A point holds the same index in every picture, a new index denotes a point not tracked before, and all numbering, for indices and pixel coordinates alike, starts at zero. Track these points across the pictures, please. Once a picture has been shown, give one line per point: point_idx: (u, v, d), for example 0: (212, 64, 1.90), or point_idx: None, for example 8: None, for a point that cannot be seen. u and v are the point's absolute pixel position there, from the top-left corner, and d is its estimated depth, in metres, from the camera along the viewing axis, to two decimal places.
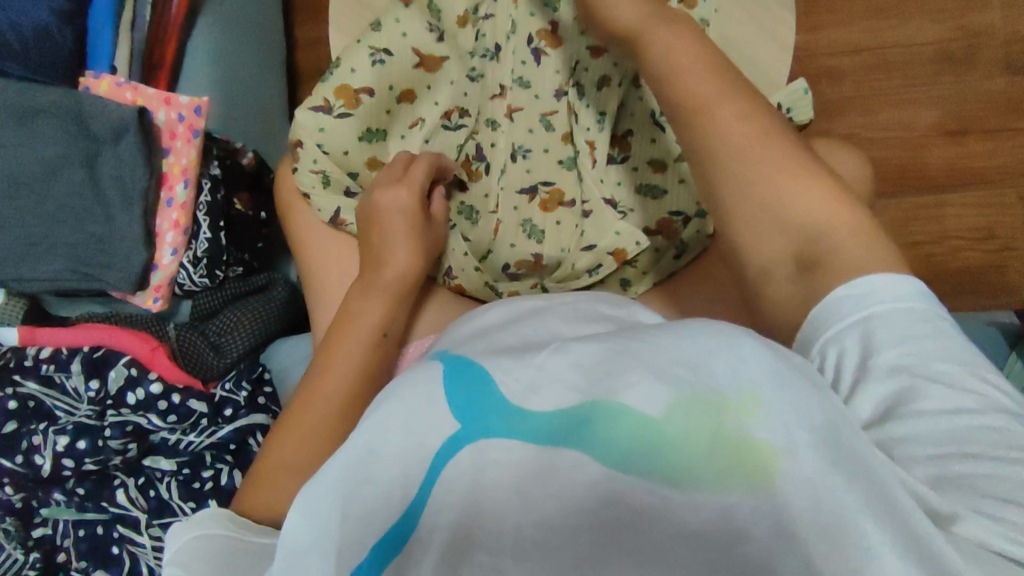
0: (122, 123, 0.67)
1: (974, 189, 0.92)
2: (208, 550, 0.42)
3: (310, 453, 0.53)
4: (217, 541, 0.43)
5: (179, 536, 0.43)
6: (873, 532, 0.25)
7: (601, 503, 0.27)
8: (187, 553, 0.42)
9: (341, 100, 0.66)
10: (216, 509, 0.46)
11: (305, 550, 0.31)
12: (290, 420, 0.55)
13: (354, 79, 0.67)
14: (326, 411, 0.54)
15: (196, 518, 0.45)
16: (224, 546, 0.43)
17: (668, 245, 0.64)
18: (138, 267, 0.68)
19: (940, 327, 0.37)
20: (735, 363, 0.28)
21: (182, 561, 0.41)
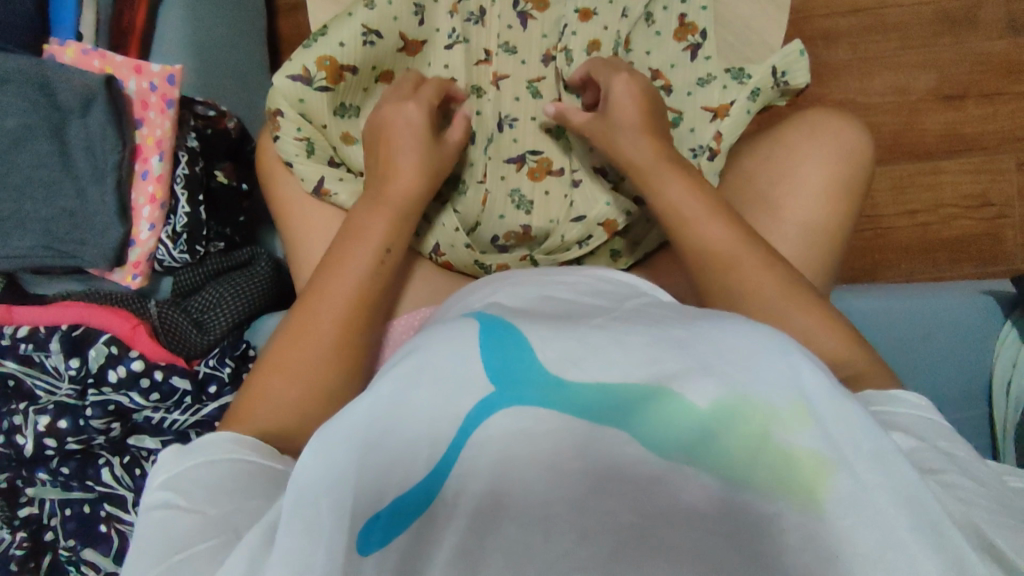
0: (90, 95, 0.65)
1: (969, 155, 0.90)
2: (203, 477, 0.42)
3: (289, 409, 0.50)
4: (212, 468, 0.43)
5: (174, 461, 0.44)
6: (898, 533, 0.28)
7: (635, 475, 0.30)
8: (181, 480, 0.42)
9: (323, 72, 0.61)
10: (215, 436, 0.45)
11: (323, 489, 0.33)
12: (277, 366, 0.51)
13: (339, 52, 0.62)
14: (313, 364, 0.51)
15: (192, 443, 0.45)
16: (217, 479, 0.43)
17: (645, 226, 0.65)
18: (114, 243, 0.67)
19: (955, 436, 0.38)
20: (788, 372, 0.31)
21: (177, 486, 0.42)
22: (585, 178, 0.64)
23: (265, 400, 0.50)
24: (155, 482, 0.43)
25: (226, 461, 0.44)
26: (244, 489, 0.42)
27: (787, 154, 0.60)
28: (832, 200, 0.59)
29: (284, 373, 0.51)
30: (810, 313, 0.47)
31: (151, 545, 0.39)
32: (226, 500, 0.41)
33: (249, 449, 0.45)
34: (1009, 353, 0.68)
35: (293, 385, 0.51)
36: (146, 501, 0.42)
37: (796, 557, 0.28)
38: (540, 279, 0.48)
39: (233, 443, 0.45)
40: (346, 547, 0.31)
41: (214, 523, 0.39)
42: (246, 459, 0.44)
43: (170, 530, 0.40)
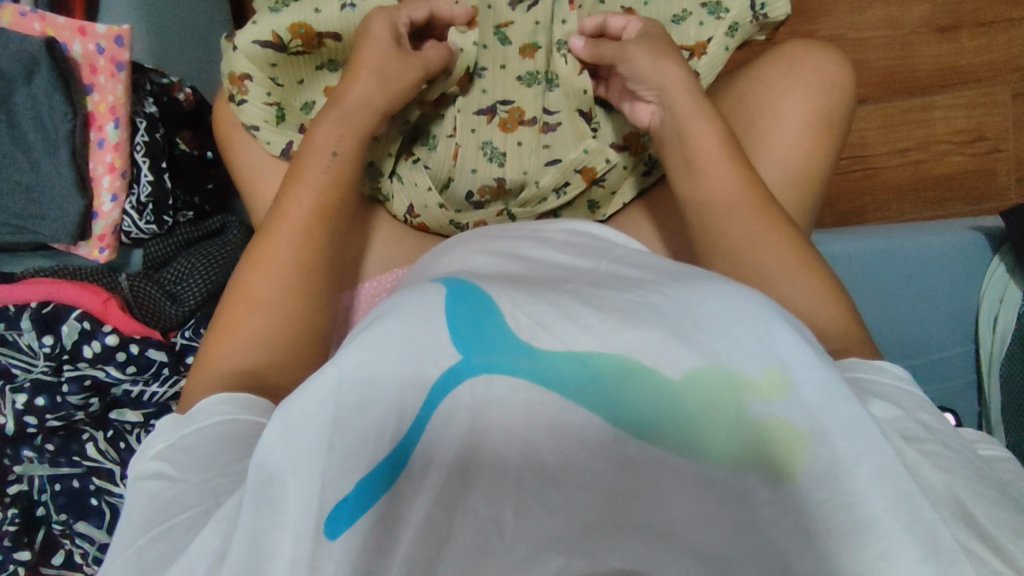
0: (32, 61, 0.62)
1: (962, 89, 0.87)
2: (196, 444, 0.40)
3: (261, 353, 0.48)
4: (204, 433, 0.40)
5: (170, 429, 0.42)
6: (875, 506, 0.27)
7: (612, 445, 0.29)
8: (175, 448, 0.40)
9: (298, 40, 0.57)
10: (209, 398, 0.43)
11: (284, 463, 0.31)
12: (222, 332, 0.49)
13: (315, 19, 0.57)
14: (286, 309, 0.49)
15: (190, 410, 0.43)
16: (198, 443, 0.40)
17: (641, 158, 0.60)
18: (74, 216, 0.65)
19: (933, 408, 0.37)
20: (764, 338, 0.30)
21: (170, 455, 0.40)
22: (563, 122, 0.59)
23: (215, 370, 0.47)
24: (150, 451, 0.41)
25: (219, 424, 0.41)
26: (235, 454, 0.39)
27: (767, 93, 0.58)
28: (816, 141, 0.57)
29: (231, 341, 0.48)
30: (791, 259, 0.46)
31: (138, 516, 0.37)
32: (210, 466, 0.38)
33: (243, 410, 0.42)
34: (996, 289, 0.68)
35: (247, 350, 0.48)
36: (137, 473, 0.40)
37: (775, 532, 0.27)
38: (498, 238, 0.46)
39: (226, 405, 0.42)
40: (313, 531, 0.29)
41: (197, 495, 0.37)
42: (240, 422, 0.42)
43: (155, 501, 0.37)
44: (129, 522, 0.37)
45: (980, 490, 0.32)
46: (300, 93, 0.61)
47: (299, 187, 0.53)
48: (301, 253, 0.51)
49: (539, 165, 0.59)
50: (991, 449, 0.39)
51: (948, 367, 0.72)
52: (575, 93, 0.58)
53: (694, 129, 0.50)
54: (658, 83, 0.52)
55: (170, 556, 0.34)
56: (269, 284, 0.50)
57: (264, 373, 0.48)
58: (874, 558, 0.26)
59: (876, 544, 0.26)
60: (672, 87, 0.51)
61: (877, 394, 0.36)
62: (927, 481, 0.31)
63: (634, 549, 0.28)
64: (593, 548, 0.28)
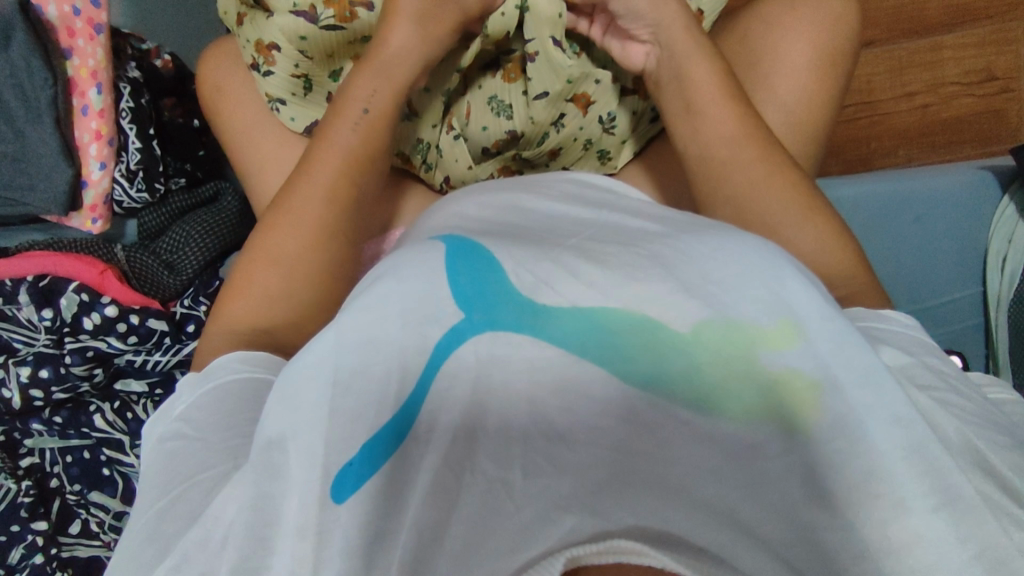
0: (6, 26, 0.60)
1: (973, 26, 0.84)
2: (211, 402, 0.38)
3: (286, 313, 0.46)
4: (222, 390, 0.38)
5: (189, 390, 0.39)
6: (889, 455, 0.26)
7: (622, 409, 0.28)
8: (192, 407, 0.38)
9: (332, 12, 0.52)
10: (224, 356, 0.41)
11: (289, 435, 0.30)
12: (244, 287, 0.46)
13: None
14: (310, 269, 0.47)
15: (207, 367, 0.41)
16: (213, 402, 0.38)
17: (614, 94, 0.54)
18: (63, 186, 0.64)
19: (938, 351, 0.37)
20: (775, 290, 0.29)
21: (187, 414, 0.38)
22: (540, 51, 0.50)
23: (230, 328, 0.45)
24: (173, 412, 0.39)
25: (238, 381, 0.39)
26: (253, 412, 0.37)
27: (769, 32, 0.56)
28: (819, 81, 0.55)
29: (248, 299, 0.46)
30: (801, 215, 0.44)
31: (155, 481, 0.35)
32: (227, 426, 0.36)
33: (259, 367, 0.40)
34: (1004, 229, 0.67)
35: (267, 307, 0.46)
36: (160, 433, 0.38)
37: (786, 484, 0.27)
38: (496, 189, 0.45)
39: (242, 362, 0.40)
40: (319, 495, 0.28)
41: (212, 453, 0.35)
42: (258, 379, 0.40)
43: (172, 463, 0.35)
44: (146, 484, 0.36)
45: (992, 434, 0.31)
46: (332, 65, 0.56)
47: (329, 147, 0.48)
48: (328, 217, 0.47)
49: (527, 102, 0.53)
50: (1000, 392, 0.39)
51: (958, 312, 0.71)
52: (540, 18, 0.50)
53: (694, 70, 0.47)
54: (652, 19, 0.49)
55: (188, 519, 0.32)
56: (289, 242, 0.47)
57: (281, 338, 0.46)
58: (889, 508, 0.25)
59: (894, 492, 0.26)
60: (671, 24, 0.48)
61: (910, 351, 0.35)
62: (945, 431, 0.30)
63: (646, 506, 0.28)
64: (605, 508, 0.28)
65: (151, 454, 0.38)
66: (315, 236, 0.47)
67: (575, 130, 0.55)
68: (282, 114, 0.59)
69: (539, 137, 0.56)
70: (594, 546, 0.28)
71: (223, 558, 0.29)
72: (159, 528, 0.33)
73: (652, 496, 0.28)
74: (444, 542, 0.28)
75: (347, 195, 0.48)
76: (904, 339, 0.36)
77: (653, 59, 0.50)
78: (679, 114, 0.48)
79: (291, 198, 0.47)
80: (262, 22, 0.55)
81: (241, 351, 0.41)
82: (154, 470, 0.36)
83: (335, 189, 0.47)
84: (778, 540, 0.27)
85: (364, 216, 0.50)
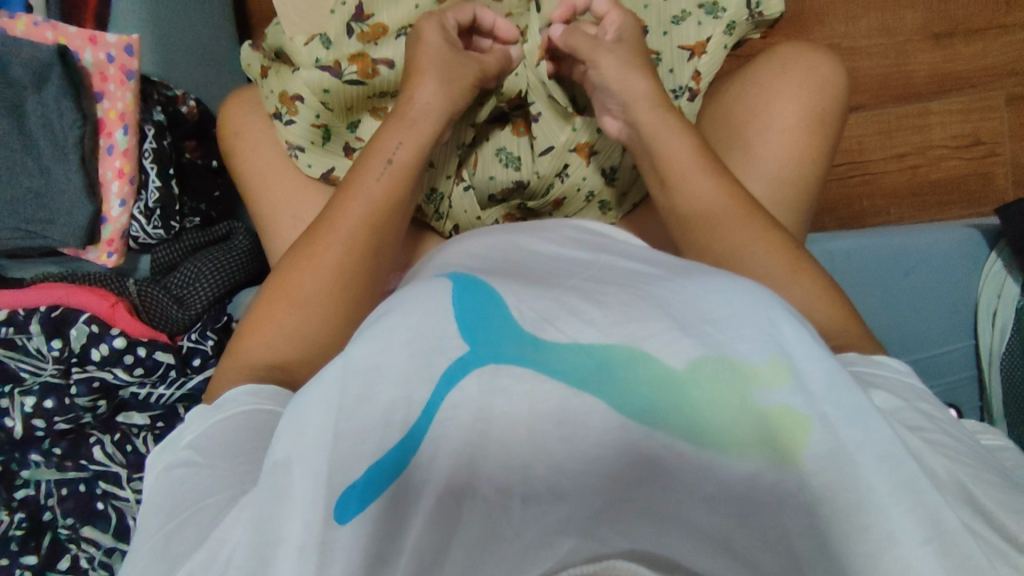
0: (45, 69, 0.64)
1: (959, 94, 0.88)
2: (220, 431, 0.38)
3: (302, 352, 0.47)
4: (234, 422, 0.39)
5: (200, 418, 0.40)
6: (878, 488, 0.27)
7: (620, 444, 0.29)
8: (201, 436, 0.39)
9: (355, 67, 0.58)
10: (235, 389, 0.42)
11: (299, 457, 0.31)
12: (261, 323, 0.47)
13: (373, 49, 0.59)
14: (327, 308, 0.48)
15: (218, 400, 0.41)
16: (225, 433, 0.38)
17: (618, 152, 0.58)
18: (83, 221, 0.66)
19: (934, 399, 0.38)
20: (767, 330, 0.31)
21: (198, 442, 0.38)
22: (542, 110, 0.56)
23: (244, 365, 0.46)
24: (180, 442, 0.39)
25: (249, 414, 0.40)
26: (261, 443, 0.37)
27: (762, 94, 0.59)
28: (810, 142, 0.58)
29: (264, 334, 0.47)
30: (793, 268, 0.46)
31: (162, 505, 0.36)
32: (236, 454, 0.37)
33: (270, 401, 0.41)
34: (993, 285, 0.69)
35: (282, 345, 0.47)
36: (167, 461, 0.39)
37: (779, 516, 0.28)
38: (499, 231, 0.47)
39: (252, 395, 0.41)
40: (323, 516, 0.29)
41: (222, 480, 0.35)
42: (264, 411, 0.40)
43: (182, 489, 0.36)
44: (153, 510, 0.36)
45: (984, 478, 0.32)
46: (350, 117, 0.62)
47: (354, 194, 0.50)
48: (351, 261, 0.49)
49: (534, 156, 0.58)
50: (993, 438, 0.39)
51: (950, 365, 0.72)
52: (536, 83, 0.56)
53: (666, 144, 0.50)
54: (622, 98, 0.52)
55: (195, 542, 0.32)
56: (311, 281, 0.48)
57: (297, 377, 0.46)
58: (879, 540, 0.27)
59: (881, 524, 0.27)
60: (634, 102, 0.51)
61: (905, 397, 0.36)
62: (942, 476, 0.31)
63: (642, 533, 0.29)
64: (603, 532, 0.29)
65: (152, 483, 0.38)
66: (334, 277, 0.48)
67: (579, 181, 0.58)
68: (300, 161, 0.62)
69: (544, 186, 0.59)
70: (590, 567, 0.29)
71: (228, 574, 0.30)
72: (164, 552, 0.33)
73: (651, 531, 0.29)
74: (444, 566, 0.29)
75: (366, 237, 0.49)
76: (893, 385, 0.37)
77: (625, 133, 0.53)
78: (657, 185, 0.51)
79: (313, 239, 0.49)
80: (288, 76, 0.61)
81: (251, 384, 0.42)
82: (160, 496, 0.37)
83: (354, 233, 0.49)
84: (770, 568, 0.28)
85: (385, 265, 0.51)
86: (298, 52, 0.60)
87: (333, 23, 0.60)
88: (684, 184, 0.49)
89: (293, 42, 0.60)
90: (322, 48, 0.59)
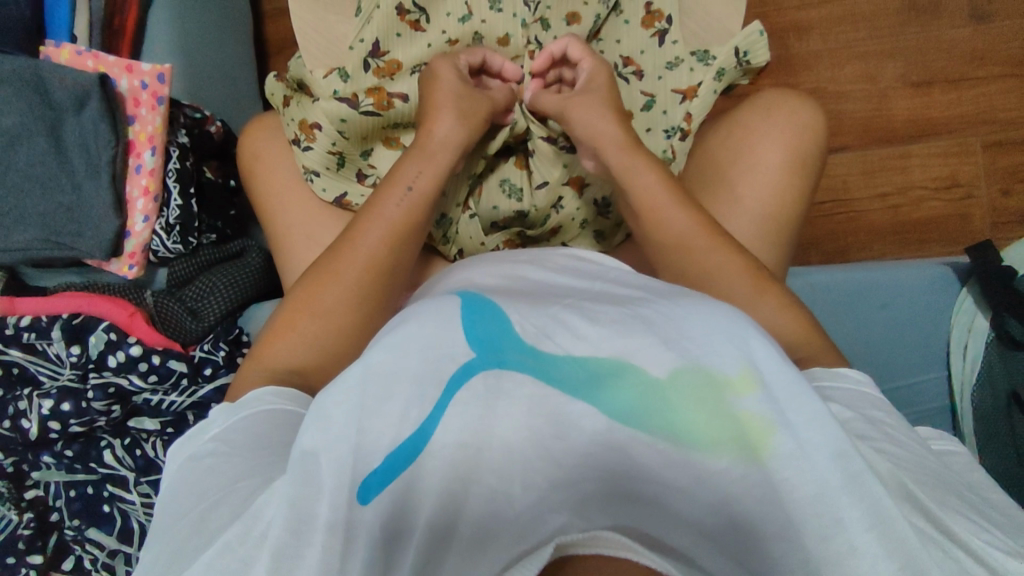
0: (85, 94, 0.69)
1: (936, 139, 0.94)
2: (244, 426, 0.42)
3: (318, 359, 0.51)
4: (259, 418, 0.43)
5: (223, 416, 0.44)
6: (832, 483, 0.31)
7: (605, 444, 0.33)
8: (227, 430, 0.42)
9: (372, 100, 0.64)
10: (257, 389, 0.46)
11: (325, 449, 0.34)
12: (281, 330, 0.51)
13: (388, 83, 0.65)
14: (344, 320, 0.52)
15: (241, 399, 0.45)
16: (249, 428, 0.42)
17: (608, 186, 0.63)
18: (109, 234, 0.70)
19: (889, 407, 0.43)
20: (739, 345, 0.35)
21: (225, 435, 0.42)
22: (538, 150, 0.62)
23: (267, 365, 0.49)
24: (206, 433, 0.43)
25: (273, 412, 0.43)
26: (284, 438, 0.41)
27: (748, 136, 0.64)
28: (792, 181, 0.63)
29: (287, 340, 0.51)
30: (769, 299, 0.51)
31: (189, 493, 0.39)
32: (260, 445, 0.40)
33: (290, 402, 0.45)
34: (964, 320, 0.73)
35: (301, 352, 0.50)
36: (193, 452, 0.42)
37: (743, 504, 0.32)
38: (499, 258, 0.52)
39: (275, 396, 0.45)
40: (348, 498, 0.33)
41: (248, 466, 0.39)
42: (286, 411, 0.44)
43: (208, 478, 0.39)
44: (178, 495, 0.40)
45: (928, 483, 0.36)
46: (364, 145, 0.67)
47: (373, 217, 0.54)
48: (367, 278, 0.53)
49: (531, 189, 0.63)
50: (946, 444, 0.44)
51: (924, 395, 0.76)
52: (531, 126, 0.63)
53: (655, 179, 0.55)
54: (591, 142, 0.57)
55: (232, 514, 0.36)
56: (332, 293, 0.52)
57: (313, 383, 0.50)
58: (829, 527, 0.30)
59: (833, 514, 0.31)
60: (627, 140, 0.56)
61: (861, 411, 0.40)
62: (892, 478, 0.34)
63: (623, 512, 0.33)
64: (594, 514, 0.33)
65: (179, 470, 0.42)
66: (351, 293, 0.52)
67: (573, 212, 0.64)
68: (315, 185, 0.66)
69: (542, 217, 0.64)
70: (579, 536, 0.33)
71: (263, 552, 0.33)
72: (197, 531, 0.37)
73: (631, 516, 0.33)
74: (454, 537, 0.33)
75: (381, 255, 0.53)
76: (851, 400, 0.42)
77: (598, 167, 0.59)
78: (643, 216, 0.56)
79: (332, 257, 0.54)
80: (308, 106, 0.66)
81: (272, 385, 0.46)
82: (187, 481, 0.40)
83: (371, 253, 0.53)
84: (735, 548, 0.32)
85: (397, 283, 0.55)
86: (317, 85, 0.66)
87: (351, 58, 0.65)
88: (667, 217, 0.53)
89: (314, 75, 0.66)
90: (340, 82, 0.65)
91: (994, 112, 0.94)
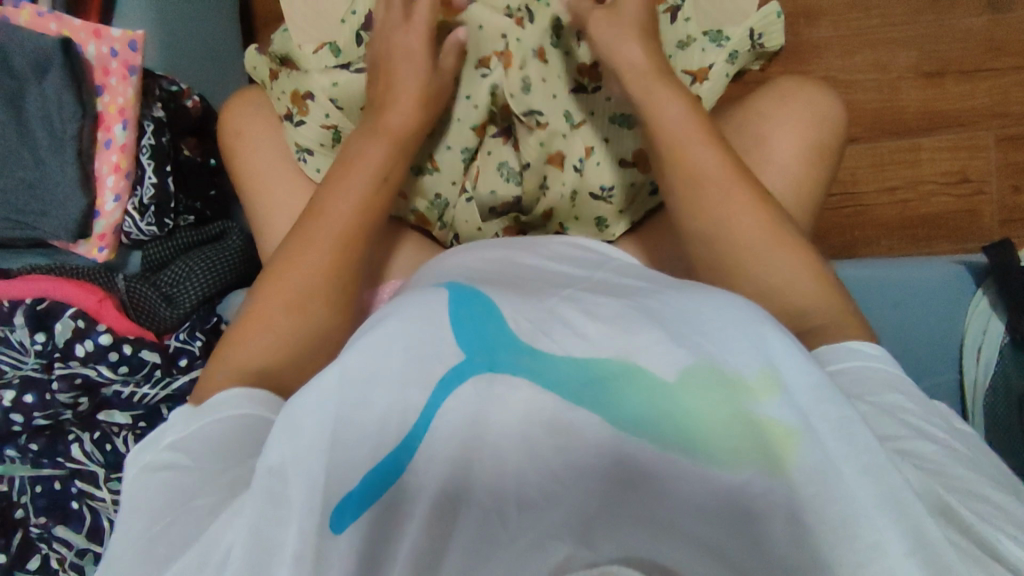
0: (47, 61, 0.64)
1: (949, 132, 0.90)
2: (212, 437, 0.38)
3: (297, 354, 0.47)
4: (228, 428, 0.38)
5: (185, 421, 0.39)
6: (872, 512, 0.27)
7: (613, 463, 0.29)
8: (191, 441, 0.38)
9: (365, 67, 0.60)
10: (228, 392, 0.41)
11: (295, 464, 0.31)
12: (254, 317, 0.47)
13: None
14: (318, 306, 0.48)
15: (205, 402, 0.40)
16: (216, 442, 0.38)
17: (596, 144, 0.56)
18: (75, 214, 0.66)
19: (909, 385, 0.39)
20: (755, 342, 0.31)
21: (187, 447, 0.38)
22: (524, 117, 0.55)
23: (243, 360, 0.45)
24: (162, 442, 0.38)
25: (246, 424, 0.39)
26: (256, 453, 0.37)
27: (761, 122, 0.60)
28: (805, 171, 0.59)
29: (258, 330, 0.47)
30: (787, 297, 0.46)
31: (149, 501, 0.35)
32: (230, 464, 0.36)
33: (264, 409, 0.41)
34: (980, 320, 0.69)
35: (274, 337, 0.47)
36: (148, 463, 0.38)
37: (772, 524, 0.28)
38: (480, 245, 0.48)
39: (246, 400, 0.40)
40: (317, 523, 0.29)
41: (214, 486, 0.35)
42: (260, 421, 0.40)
43: (173, 488, 0.36)
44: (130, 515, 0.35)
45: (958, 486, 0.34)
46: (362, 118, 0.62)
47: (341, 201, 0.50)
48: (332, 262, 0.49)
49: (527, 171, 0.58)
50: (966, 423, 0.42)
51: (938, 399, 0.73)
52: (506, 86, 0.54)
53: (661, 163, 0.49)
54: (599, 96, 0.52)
55: (185, 542, 0.33)
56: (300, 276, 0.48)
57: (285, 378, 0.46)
58: (866, 549, 0.26)
59: (868, 537, 0.26)
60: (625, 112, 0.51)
61: (885, 397, 0.38)
62: (931, 495, 0.32)
63: (637, 541, 0.28)
64: (595, 539, 0.28)
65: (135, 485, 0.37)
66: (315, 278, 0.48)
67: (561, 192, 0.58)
68: (308, 164, 0.62)
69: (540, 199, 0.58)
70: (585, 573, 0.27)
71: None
72: (149, 548, 0.33)
73: (649, 544, 0.28)
74: (441, 567, 0.28)
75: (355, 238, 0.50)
76: (871, 380, 0.39)
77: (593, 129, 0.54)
78: None
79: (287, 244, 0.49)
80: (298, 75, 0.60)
81: (245, 387, 0.41)
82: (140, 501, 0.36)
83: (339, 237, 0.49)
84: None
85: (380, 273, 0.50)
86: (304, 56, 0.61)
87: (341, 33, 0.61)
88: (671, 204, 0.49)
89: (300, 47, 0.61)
90: (331, 57, 0.61)
91: (1010, 104, 0.90)
